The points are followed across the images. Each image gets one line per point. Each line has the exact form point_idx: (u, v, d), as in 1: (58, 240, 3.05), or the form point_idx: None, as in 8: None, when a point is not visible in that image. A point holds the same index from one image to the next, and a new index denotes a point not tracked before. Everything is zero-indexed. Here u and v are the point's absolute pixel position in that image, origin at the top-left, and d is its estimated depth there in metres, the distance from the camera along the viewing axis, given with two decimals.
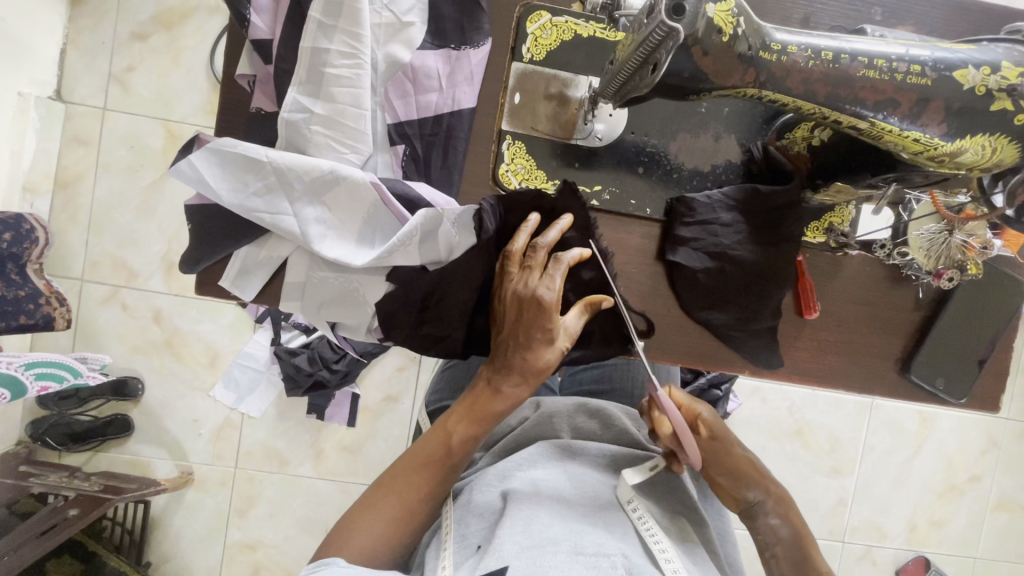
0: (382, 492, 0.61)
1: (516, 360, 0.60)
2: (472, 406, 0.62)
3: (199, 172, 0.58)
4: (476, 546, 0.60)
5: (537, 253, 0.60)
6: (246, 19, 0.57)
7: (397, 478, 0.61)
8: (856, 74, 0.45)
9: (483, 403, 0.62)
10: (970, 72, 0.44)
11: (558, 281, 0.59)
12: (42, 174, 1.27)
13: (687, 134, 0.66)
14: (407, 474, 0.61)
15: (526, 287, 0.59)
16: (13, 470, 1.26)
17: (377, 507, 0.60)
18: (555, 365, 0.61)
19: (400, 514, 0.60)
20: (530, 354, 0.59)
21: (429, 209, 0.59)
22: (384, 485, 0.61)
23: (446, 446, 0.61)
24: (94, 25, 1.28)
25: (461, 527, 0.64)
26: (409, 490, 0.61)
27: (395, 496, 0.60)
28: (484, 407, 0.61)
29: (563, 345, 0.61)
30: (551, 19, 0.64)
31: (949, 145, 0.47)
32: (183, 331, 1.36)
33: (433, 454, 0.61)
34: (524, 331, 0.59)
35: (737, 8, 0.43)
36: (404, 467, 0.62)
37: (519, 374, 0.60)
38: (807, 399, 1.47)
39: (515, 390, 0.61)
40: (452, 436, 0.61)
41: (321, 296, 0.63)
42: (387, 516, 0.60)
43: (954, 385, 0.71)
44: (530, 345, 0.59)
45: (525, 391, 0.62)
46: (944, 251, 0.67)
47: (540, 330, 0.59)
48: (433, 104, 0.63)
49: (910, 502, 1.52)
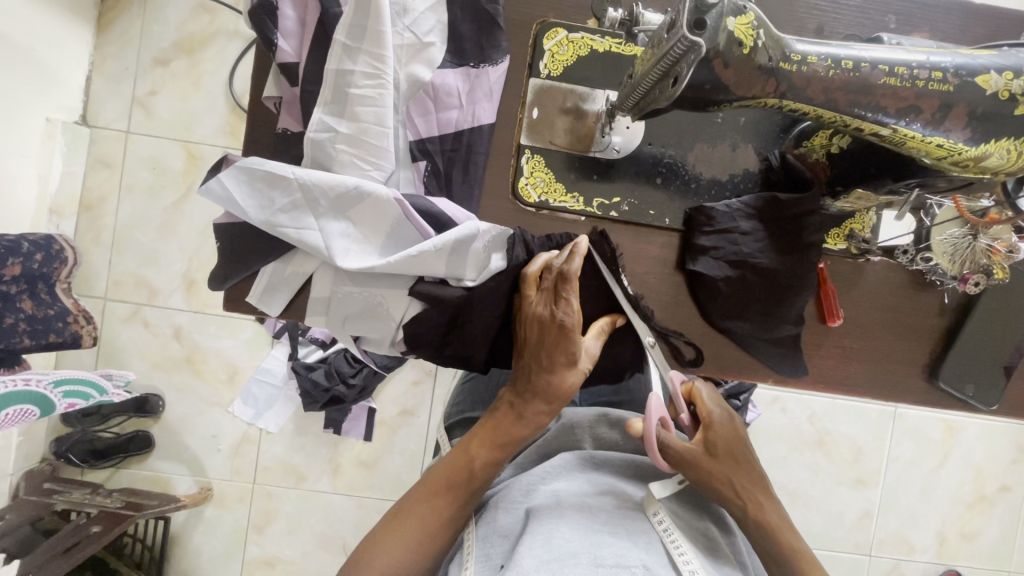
0: (403, 518, 0.61)
1: (537, 388, 0.61)
2: (498, 430, 0.62)
3: (228, 191, 0.59)
4: (499, 566, 0.60)
5: (555, 273, 0.59)
6: (273, 43, 0.59)
7: (420, 500, 0.61)
8: (878, 82, 0.44)
9: (506, 426, 0.62)
10: (992, 77, 0.43)
11: (576, 302, 0.59)
12: (68, 196, 1.31)
13: (703, 145, 0.67)
14: (431, 496, 0.61)
15: (548, 309, 0.60)
16: (38, 487, 1.28)
17: (397, 531, 0.60)
18: (577, 386, 0.63)
19: (422, 538, 0.60)
20: (554, 377, 0.61)
21: (463, 224, 0.61)
22: (405, 510, 0.61)
23: (468, 469, 0.61)
24: (119, 52, 1.32)
25: (484, 546, 0.63)
26: (431, 513, 0.60)
27: (417, 518, 0.60)
28: (509, 432, 0.63)
29: (584, 367, 0.62)
30: (567, 36, 0.65)
31: (974, 150, 0.45)
32: (203, 347, 1.38)
33: (456, 478, 0.61)
34: (547, 355, 0.60)
35: (757, 20, 0.42)
36: (426, 489, 0.62)
37: (541, 400, 0.62)
38: (828, 409, 1.45)
39: (537, 416, 0.63)
40: (474, 459, 0.61)
41: (346, 311, 0.64)
42: (408, 539, 0.60)
43: (985, 391, 0.69)
44: (552, 369, 0.61)
45: (545, 417, 0.64)
46: (968, 255, 0.66)
47: (564, 353, 0.60)
48: (453, 122, 0.63)
49: (939, 514, 1.48)
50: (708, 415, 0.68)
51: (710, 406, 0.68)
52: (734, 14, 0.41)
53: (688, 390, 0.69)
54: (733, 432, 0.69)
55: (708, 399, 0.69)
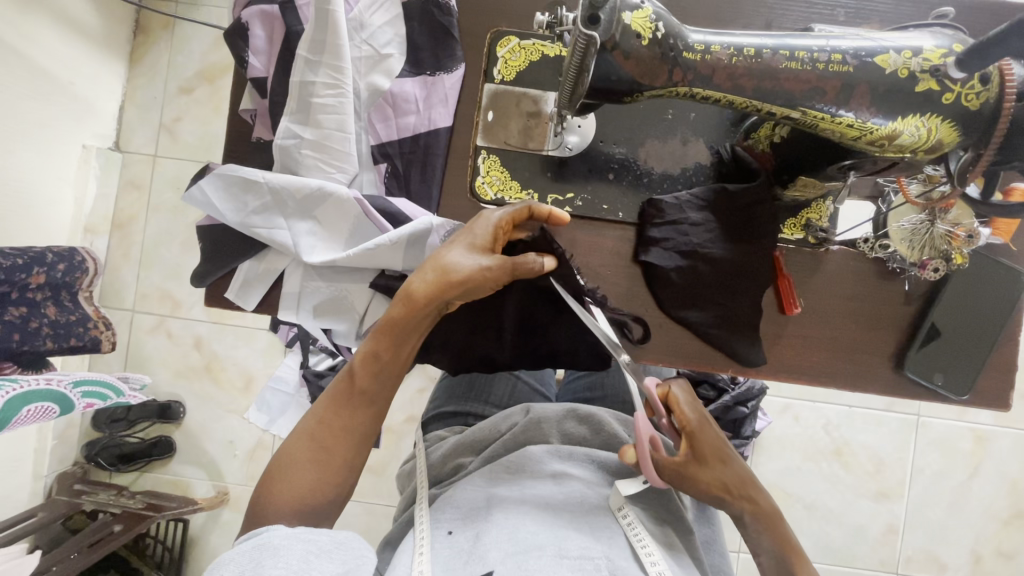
0: (290, 461, 0.58)
1: (399, 292, 0.59)
2: (379, 339, 0.59)
3: (206, 196, 0.65)
4: (448, 532, 0.62)
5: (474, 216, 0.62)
6: (245, 60, 0.65)
7: (305, 440, 0.59)
8: (779, 66, 0.50)
9: (384, 326, 0.59)
10: (890, 57, 0.48)
11: (482, 231, 0.59)
12: (101, 216, 1.41)
13: (654, 140, 0.68)
14: (324, 438, 0.59)
15: (452, 239, 0.60)
16: (70, 488, 1.36)
17: (286, 476, 0.58)
18: (422, 291, 0.58)
19: (316, 479, 0.58)
20: (416, 287, 0.58)
21: (420, 220, 0.64)
22: (292, 451, 0.59)
23: (354, 389, 0.60)
24: (148, 83, 1.44)
25: (437, 513, 0.65)
26: (323, 450, 0.59)
27: (305, 459, 0.58)
28: (389, 342, 0.59)
29: (432, 274, 0.58)
30: (519, 43, 0.69)
31: (885, 127, 0.50)
32: (221, 356, 1.46)
33: (344, 403, 0.60)
34: (423, 272, 0.58)
35: (655, 14, 0.48)
36: (314, 424, 0.59)
37: (400, 302, 0.58)
38: (844, 416, 1.37)
39: (392, 327, 0.59)
40: (361, 382, 0.60)
41: (314, 304, 0.69)
42: (304, 464, 0.58)
43: (955, 380, 0.68)
44: (417, 283, 0.58)
45: (398, 333, 0.59)
46: (927, 239, 0.66)
47: (436, 270, 0.58)
48: (411, 126, 0.69)
49: (972, 531, 1.38)
50: (683, 418, 0.62)
51: (691, 410, 0.62)
52: (629, 9, 0.47)
53: (665, 395, 0.63)
54: (719, 432, 0.63)
55: (686, 402, 0.62)
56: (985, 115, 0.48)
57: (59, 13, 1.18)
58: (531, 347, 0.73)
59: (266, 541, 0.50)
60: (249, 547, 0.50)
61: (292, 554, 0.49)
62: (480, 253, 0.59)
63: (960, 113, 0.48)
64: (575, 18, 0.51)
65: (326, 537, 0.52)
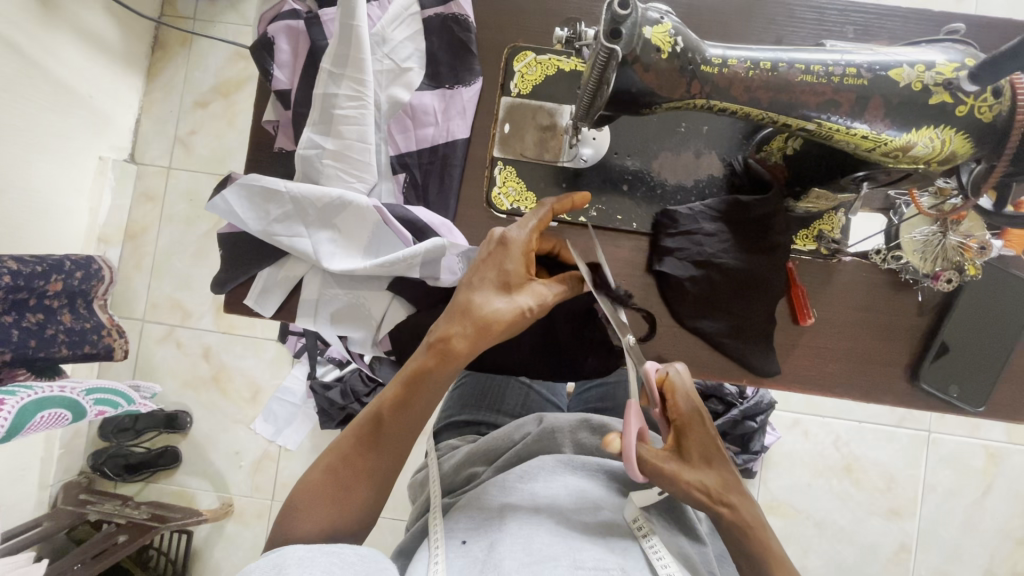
0: (309, 497, 0.58)
1: (432, 344, 0.59)
2: (408, 390, 0.60)
3: (230, 206, 0.66)
4: (461, 541, 0.62)
5: (494, 241, 0.61)
6: (269, 73, 0.68)
7: (324, 476, 0.59)
8: (795, 79, 0.52)
9: (413, 375, 0.60)
10: (904, 71, 0.50)
11: (514, 266, 0.59)
12: (115, 227, 1.42)
13: (668, 152, 0.70)
14: (343, 477, 0.59)
15: (477, 277, 0.60)
16: (74, 498, 1.35)
17: (303, 510, 0.57)
18: (462, 345, 0.58)
19: (334, 513, 0.58)
20: (456, 342, 0.58)
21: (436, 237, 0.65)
22: (310, 487, 0.58)
23: (381, 435, 0.60)
24: (164, 96, 1.46)
25: (450, 522, 0.65)
26: (343, 489, 0.58)
27: (322, 496, 0.58)
28: (419, 393, 0.60)
29: (470, 330, 0.58)
30: (535, 58, 0.71)
31: (900, 139, 0.52)
32: (229, 366, 1.46)
33: (370, 445, 0.60)
34: (460, 324, 0.59)
35: (674, 29, 0.50)
36: (334, 462, 0.59)
37: (436, 354, 0.59)
38: (853, 432, 1.36)
39: (428, 377, 0.59)
40: (388, 428, 0.60)
41: (332, 311, 0.69)
42: (321, 503, 0.58)
43: (970, 392, 0.69)
44: (456, 337, 0.58)
45: (434, 380, 0.59)
46: (940, 252, 0.67)
47: (475, 322, 0.58)
48: (429, 137, 0.71)
49: (985, 550, 1.35)
50: (678, 414, 0.61)
51: (686, 403, 0.61)
52: (650, 23, 0.49)
53: (662, 380, 0.62)
54: (712, 433, 0.62)
55: (684, 393, 0.62)
56: (998, 127, 0.49)
57: (81, 29, 1.22)
58: (546, 354, 0.74)
59: (290, 553, 0.50)
60: (273, 555, 0.51)
61: (318, 565, 0.49)
62: (512, 294, 0.59)
63: (974, 125, 0.50)
64: (594, 33, 0.53)
65: (350, 552, 0.53)
